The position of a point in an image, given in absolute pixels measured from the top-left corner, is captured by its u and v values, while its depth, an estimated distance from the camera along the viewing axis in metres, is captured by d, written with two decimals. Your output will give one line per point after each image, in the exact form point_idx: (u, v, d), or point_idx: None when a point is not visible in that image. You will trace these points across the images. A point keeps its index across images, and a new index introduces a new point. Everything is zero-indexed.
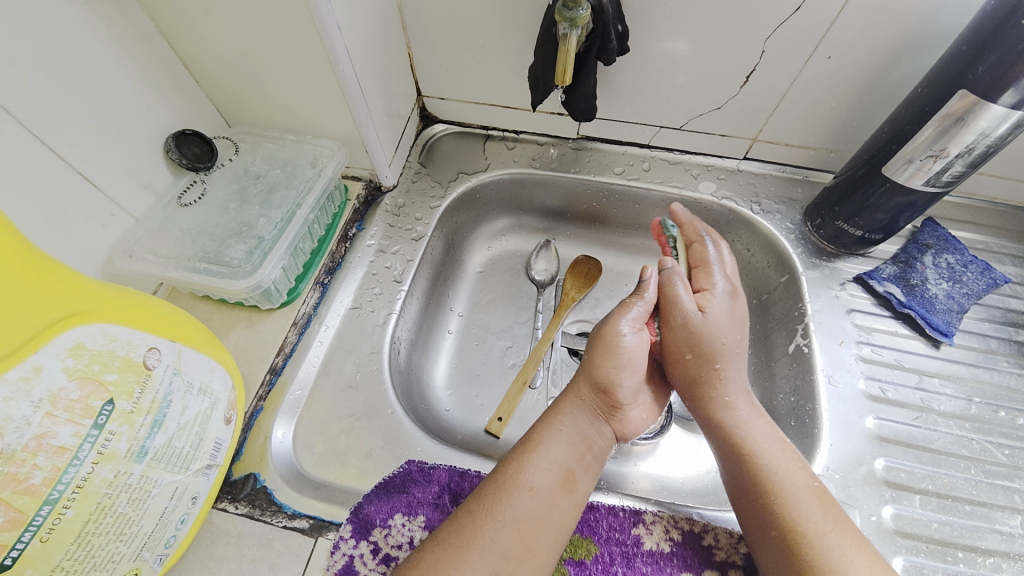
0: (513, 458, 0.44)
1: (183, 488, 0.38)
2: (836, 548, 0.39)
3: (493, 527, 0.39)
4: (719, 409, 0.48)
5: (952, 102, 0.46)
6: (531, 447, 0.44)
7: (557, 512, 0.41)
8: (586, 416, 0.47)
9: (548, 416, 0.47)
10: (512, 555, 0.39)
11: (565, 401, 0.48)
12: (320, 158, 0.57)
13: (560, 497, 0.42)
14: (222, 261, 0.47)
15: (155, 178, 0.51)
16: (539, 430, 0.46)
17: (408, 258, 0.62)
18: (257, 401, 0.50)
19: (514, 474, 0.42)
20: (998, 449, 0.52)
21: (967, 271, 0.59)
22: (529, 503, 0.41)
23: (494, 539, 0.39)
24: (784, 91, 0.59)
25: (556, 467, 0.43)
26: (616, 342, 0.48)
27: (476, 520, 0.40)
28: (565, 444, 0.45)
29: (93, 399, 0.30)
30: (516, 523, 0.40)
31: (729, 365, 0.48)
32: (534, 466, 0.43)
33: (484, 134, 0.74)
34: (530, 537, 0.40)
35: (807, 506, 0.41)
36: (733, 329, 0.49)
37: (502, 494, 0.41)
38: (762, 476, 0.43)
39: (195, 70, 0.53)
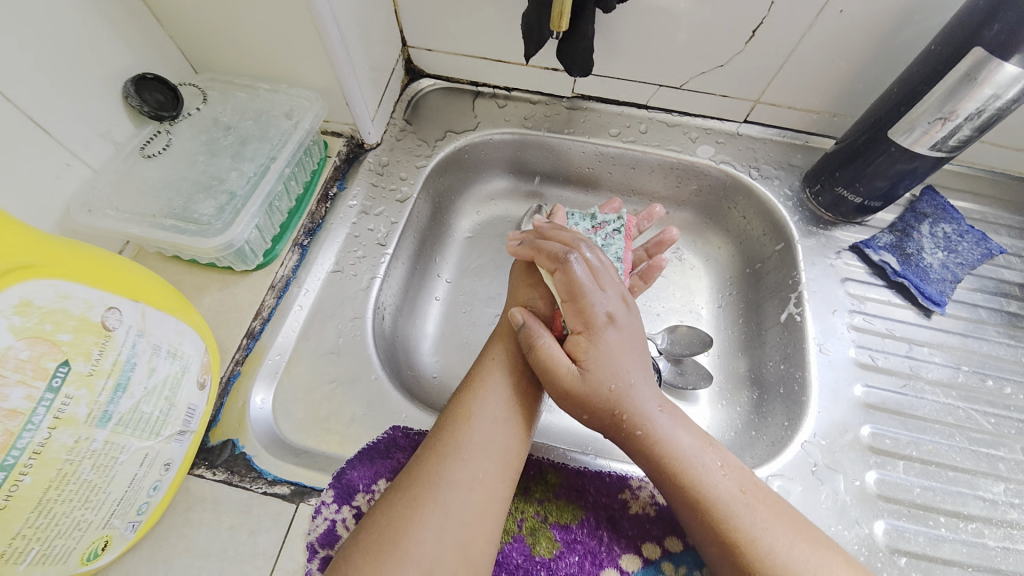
0: (455, 402, 0.45)
1: (155, 455, 0.36)
2: (772, 552, 0.38)
3: (442, 463, 0.40)
4: (614, 418, 0.43)
5: (965, 61, 0.43)
6: (471, 387, 0.46)
7: (501, 436, 0.42)
8: (519, 361, 0.47)
9: (481, 366, 0.48)
10: (466, 483, 0.39)
11: (494, 350, 0.49)
12: (296, 110, 0.52)
13: (503, 421, 0.43)
14: (191, 217, 0.44)
15: (115, 127, 0.47)
16: (480, 372, 0.47)
17: (392, 220, 0.59)
18: (234, 366, 0.47)
19: (457, 414, 0.43)
20: (983, 417, 0.52)
21: (963, 241, 0.58)
22: (472, 432, 0.42)
23: (444, 471, 0.40)
24: (791, 47, 0.55)
25: (499, 400, 0.44)
26: (525, 279, 0.50)
27: (426, 460, 0.41)
28: (502, 378, 0.46)
29: (46, 360, 0.28)
30: (463, 453, 0.40)
31: (631, 397, 0.43)
32: (477, 406, 0.44)
33: (474, 90, 0.70)
34: (477, 464, 0.40)
35: (740, 514, 0.39)
36: (626, 355, 0.44)
37: (444, 433, 0.42)
38: (693, 492, 0.40)
39: (153, 6, 0.48)
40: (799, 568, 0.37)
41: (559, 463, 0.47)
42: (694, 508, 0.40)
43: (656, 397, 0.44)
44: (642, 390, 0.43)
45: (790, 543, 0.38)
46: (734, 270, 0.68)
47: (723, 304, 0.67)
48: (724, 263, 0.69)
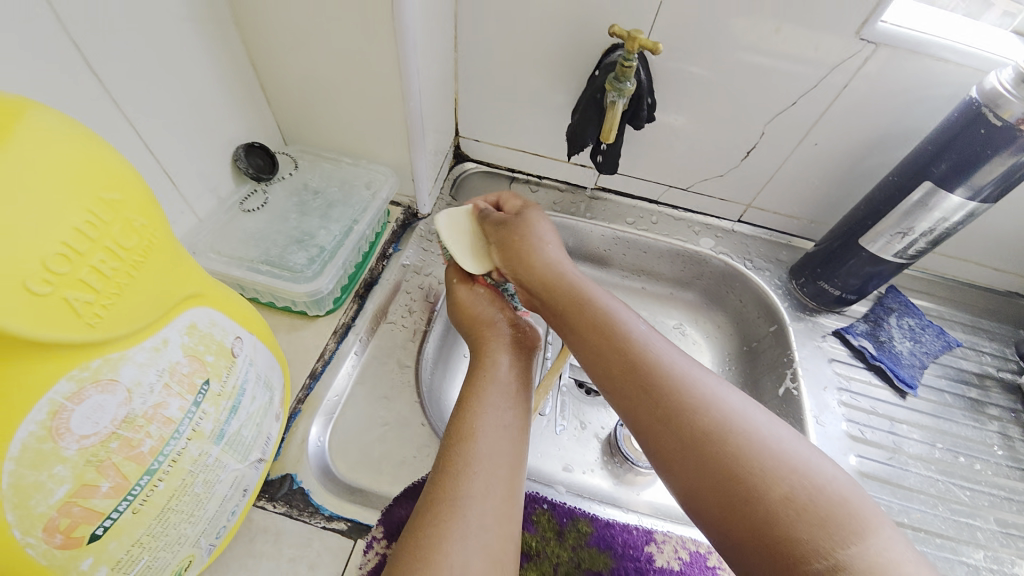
0: (458, 415, 0.46)
1: (241, 478, 0.38)
2: (819, 523, 0.32)
3: (460, 478, 0.41)
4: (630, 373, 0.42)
5: (918, 190, 0.56)
6: (469, 402, 0.47)
7: (508, 445, 0.45)
8: (507, 355, 0.52)
9: (478, 372, 0.50)
10: (484, 496, 0.41)
11: (489, 349, 0.52)
12: (374, 182, 0.61)
13: (506, 431, 0.46)
14: (285, 265, 0.50)
15: (222, 184, 0.54)
16: (476, 384, 0.49)
17: (440, 281, 0.66)
18: (296, 405, 0.51)
19: (464, 428, 0.45)
20: (960, 489, 0.59)
21: (925, 333, 0.69)
22: (480, 448, 0.44)
23: (463, 487, 0.41)
24: (777, 167, 0.69)
25: (501, 412, 0.47)
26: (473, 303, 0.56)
27: (443, 481, 0.42)
28: (499, 392, 0.48)
29: (197, 376, 0.32)
30: (469, 469, 0.42)
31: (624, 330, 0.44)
32: (480, 419, 0.45)
33: (511, 176, 0.81)
34: (491, 477, 0.42)
35: (780, 477, 0.34)
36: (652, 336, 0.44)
37: (456, 451, 0.43)
38: (715, 453, 0.36)
39: (269, 91, 0.58)
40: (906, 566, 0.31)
41: (589, 513, 0.50)
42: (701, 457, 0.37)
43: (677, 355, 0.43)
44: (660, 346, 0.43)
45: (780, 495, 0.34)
46: (732, 347, 0.77)
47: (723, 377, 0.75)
48: (723, 339, 0.78)
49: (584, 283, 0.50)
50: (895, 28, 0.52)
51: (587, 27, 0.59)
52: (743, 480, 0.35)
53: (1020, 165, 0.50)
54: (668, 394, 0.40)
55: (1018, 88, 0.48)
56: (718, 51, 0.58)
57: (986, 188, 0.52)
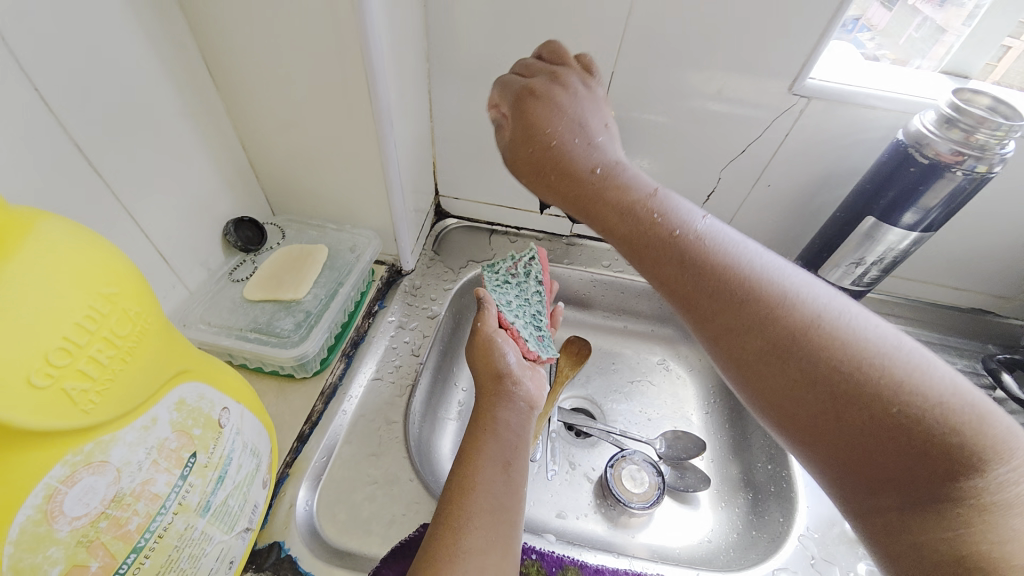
0: (458, 471, 0.46)
1: (226, 550, 0.39)
2: (909, 395, 0.31)
3: (455, 535, 0.41)
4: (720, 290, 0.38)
5: (864, 225, 0.60)
6: (471, 454, 0.47)
7: (507, 495, 0.45)
8: (508, 406, 0.51)
9: (476, 426, 0.50)
10: (482, 550, 0.41)
11: (484, 403, 0.52)
12: (358, 245, 0.64)
13: (505, 482, 0.45)
14: (273, 331, 0.52)
15: (212, 257, 0.57)
16: (475, 437, 0.48)
17: (424, 334, 0.68)
18: (283, 468, 0.52)
19: (465, 483, 0.45)
20: None
21: None
22: (481, 501, 0.43)
23: (462, 544, 0.41)
24: (737, 208, 0.74)
25: (499, 463, 0.46)
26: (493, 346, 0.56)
27: (439, 538, 0.41)
28: (496, 442, 0.48)
29: (184, 450, 0.34)
30: (472, 526, 0.42)
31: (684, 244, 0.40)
32: (480, 472, 0.45)
33: (490, 228, 0.85)
34: (489, 531, 0.42)
35: (850, 357, 0.33)
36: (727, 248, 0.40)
37: (456, 505, 0.43)
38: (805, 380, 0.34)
39: (259, 168, 0.62)
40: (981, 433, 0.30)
41: (578, 560, 0.50)
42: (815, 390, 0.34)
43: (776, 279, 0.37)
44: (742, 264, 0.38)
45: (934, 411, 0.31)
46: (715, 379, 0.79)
47: (708, 410, 0.76)
48: (705, 373, 0.80)
49: (648, 202, 0.43)
50: (823, 83, 0.58)
51: None
52: (872, 407, 0.32)
53: (958, 189, 0.54)
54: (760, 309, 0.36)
55: (942, 129, 0.52)
56: (670, 109, 0.64)
57: (932, 212, 0.56)
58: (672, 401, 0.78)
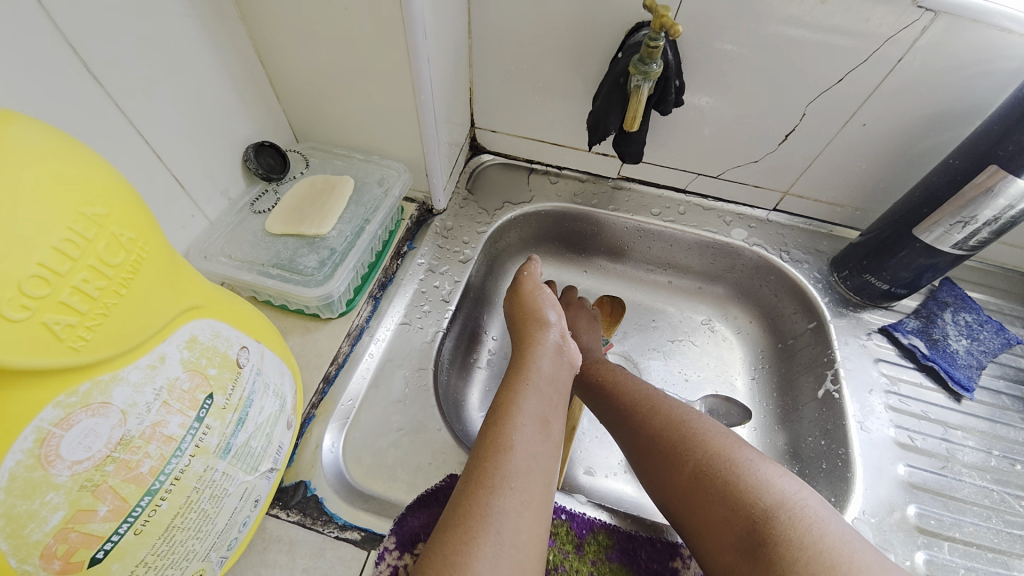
0: (492, 425, 0.44)
1: (251, 490, 0.38)
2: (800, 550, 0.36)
3: (486, 493, 0.39)
4: (663, 457, 0.46)
5: (982, 175, 0.50)
6: (506, 410, 0.45)
7: (541, 456, 0.43)
8: (551, 361, 0.52)
9: (515, 377, 0.49)
10: (515, 511, 0.39)
11: (529, 354, 0.52)
12: (386, 179, 0.59)
13: (541, 441, 0.44)
14: (296, 268, 0.49)
15: (232, 185, 0.53)
16: (514, 388, 0.48)
17: (456, 279, 0.64)
18: (310, 409, 0.50)
19: (495, 438, 0.43)
20: (1015, 501, 0.54)
21: (983, 330, 0.62)
22: (518, 461, 0.41)
23: (493, 504, 0.39)
24: (818, 152, 0.63)
25: (534, 420, 0.45)
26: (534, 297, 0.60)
27: (467, 495, 0.39)
28: (535, 397, 0.47)
29: (198, 392, 0.31)
30: (507, 483, 0.40)
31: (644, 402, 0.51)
32: (515, 430, 0.43)
33: (529, 167, 0.77)
34: (524, 493, 0.40)
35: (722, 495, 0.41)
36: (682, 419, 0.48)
37: (490, 462, 0.41)
38: (697, 479, 0.43)
39: (279, 87, 0.56)
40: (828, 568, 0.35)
41: (609, 523, 0.47)
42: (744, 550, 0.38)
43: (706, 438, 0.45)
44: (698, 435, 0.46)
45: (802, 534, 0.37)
46: (766, 344, 0.73)
47: (756, 376, 0.71)
48: (756, 337, 0.74)
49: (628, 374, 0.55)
50: None
51: (608, 6, 0.55)
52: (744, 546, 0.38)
53: None
54: (666, 444, 0.46)
55: None
56: (754, 24, 0.53)
57: None
58: (715, 363, 0.73)
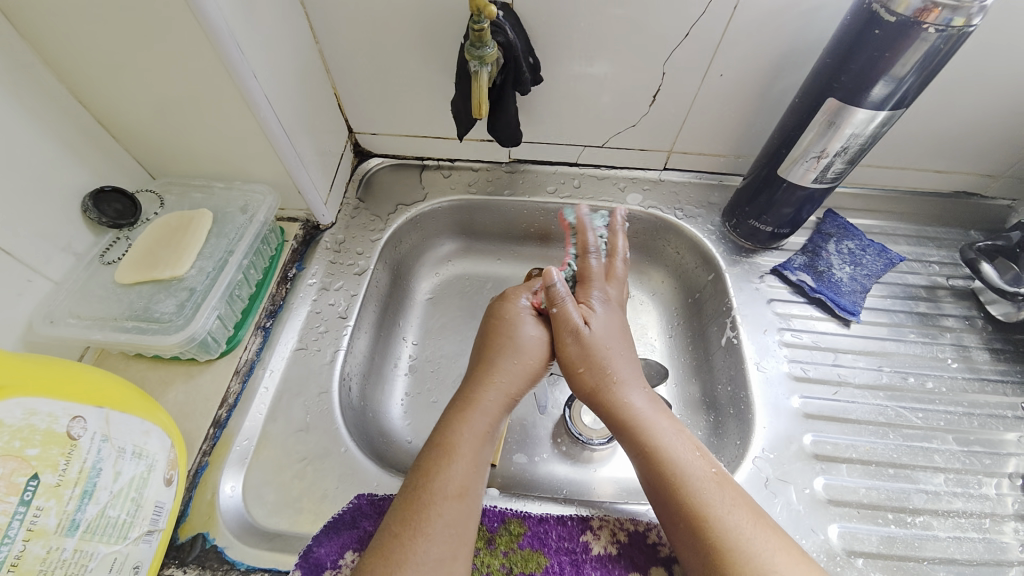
0: (432, 467, 0.43)
1: (123, 559, 0.37)
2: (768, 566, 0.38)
3: (425, 542, 0.39)
4: (636, 440, 0.47)
5: (825, 109, 0.51)
6: (447, 451, 0.44)
7: (477, 502, 0.44)
8: (501, 397, 0.49)
9: (465, 409, 0.48)
10: (448, 559, 0.39)
11: (474, 383, 0.50)
12: (251, 204, 0.57)
13: (480, 486, 0.44)
14: (152, 317, 0.47)
15: (75, 239, 0.50)
16: (455, 428, 0.46)
17: (352, 293, 0.62)
18: (201, 458, 0.48)
19: (433, 482, 0.42)
20: (912, 413, 0.58)
21: (867, 254, 0.66)
22: (456, 509, 0.41)
23: (429, 551, 0.39)
24: (688, 107, 0.64)
25: (475, 463, 0.44)
26: (517, 319, 0.54)
27: (404, 542, 0.39)
28: (477, 436, 0.46)
29: (17, 475, 0.31)
30: (447, 530, 0.40)
31: (616, 368, 0.51)
32: (457, 471, 0.43)
33: (420, 164, 0.75)
34: (460, 540, 0.41)
35: (706, 493, 0.42)
36: (655, 412, 0.48)
37: (431, 509, 0.41)
38: (665, 459, 0.45)
39: (112, 126, 0.52)
40: None
41: (521, 512, 0.48)
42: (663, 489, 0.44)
43: (680, 436, 0.47)
44: (666, 430, 0.47)
45: (759, 531, 0.40)
46: (678, 301, 0.74)
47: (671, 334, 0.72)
48: (668, 296, 0.75)
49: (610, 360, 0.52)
50: None
51: None
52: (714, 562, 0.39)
53: (932, 53, 0.45)
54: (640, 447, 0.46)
55: None
56: None
57: (907, 79, 0.47)
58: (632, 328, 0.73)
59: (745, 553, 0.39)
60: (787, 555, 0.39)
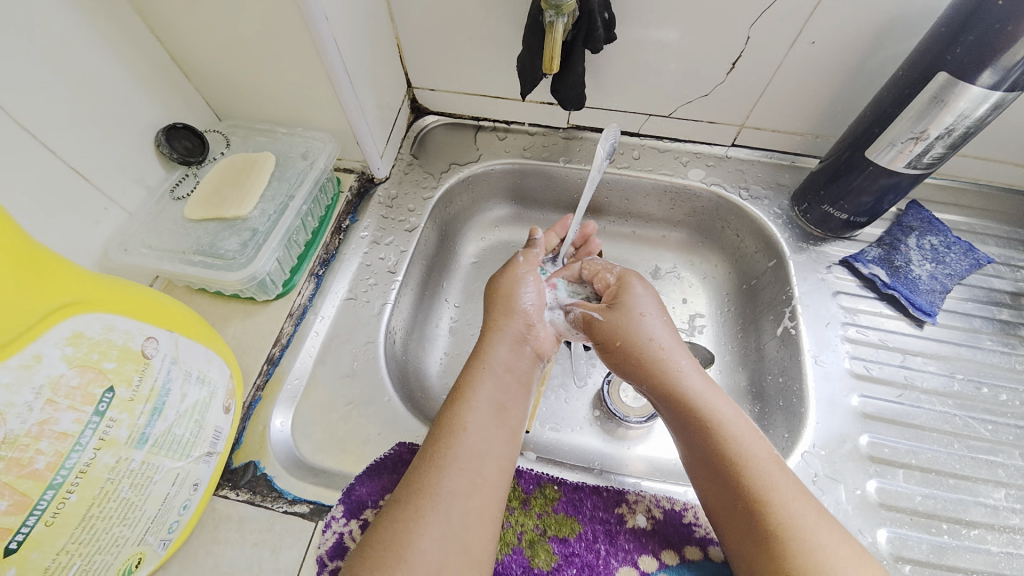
0: (447, 409, 0.44)
1: (185, 475, 0.40)
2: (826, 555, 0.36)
3: (442, 473, 0.40)
4: (695, 419, 0.44)
5: (930, 87, 0.46)
6: (461, 394, 0.45)
7: (495, 442, 0.43)
8: (508, 348, 0.49)
9: (473, 360, 0.48)
10: (462, 492, 0.39)
11: (486, 339, 0.50)
12: (311, 151, 0.57)
13: (493, 426, 0.43)
14: (217, 253, 0.49)
15: (148, 172, 0.52)
16: (470, 373, 0.46)
17: (401, 249, 0.62)
18: (255, 392, 0.50)
19: (444, 423, 0.43)
20: (981, 424, 0.53)
21: (951, 252, 0.60)
22: (468, 443, 0.41)
23: (443, 483, 0.39)
24: (769, 78, 0.59)
25: (489, 403, 0.44)
26: (514, 287, 0.54)
27: (421, 474, 0.40)
28: (491, 380, 0.46)
29: (93, 387, 0.33)
30: (459, 464, 0.40)
31: (661, 342, 0.50)
32: (468, 413, 0.43)
33: (475, 125, 0.73)
34: (474, 473, 0.40)
35: (772, 476, 0.40)
36: (713, 391, 0.46)
37: (442, 442, 0.41)
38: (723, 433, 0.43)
39: (184, 64, 0.53)
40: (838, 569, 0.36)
41: (556, 477, 0.48)
42: (729, 463, 0.41)
43: (738, 415, 0.44)
44: (725, 409, 0.45)
45: (803, 502, 0.39)
46: (732, 286, 0.71)
47: (722, 320, 0.69)
48: (721, 280, 0.72)
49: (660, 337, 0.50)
50: None
51: None
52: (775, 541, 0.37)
53: None
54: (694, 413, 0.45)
55: None
56: None
57: (1017, 69, 0.42)
58: (679, 308, 0.71)
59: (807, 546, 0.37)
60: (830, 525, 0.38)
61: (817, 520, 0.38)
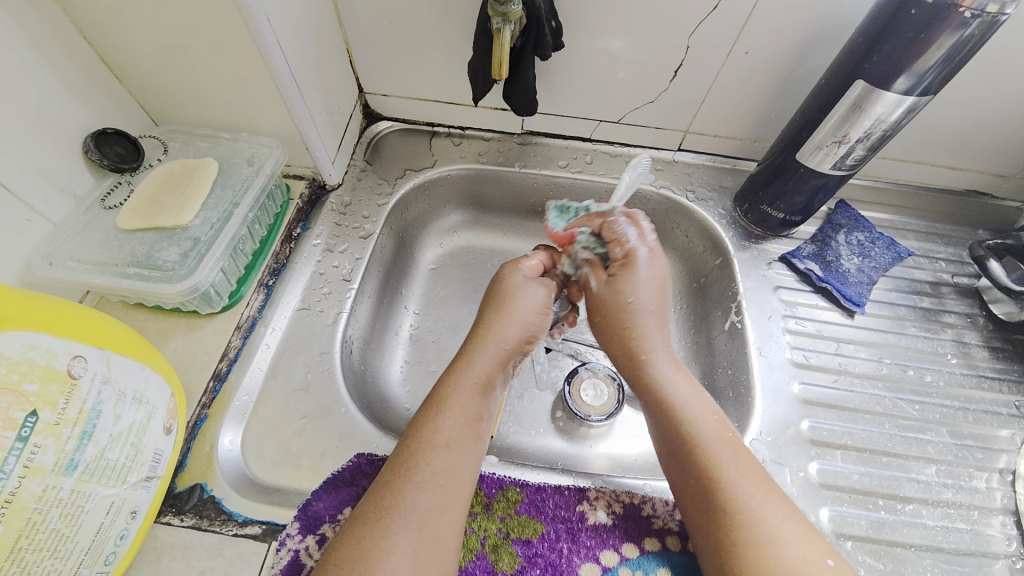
0: (421, 420, 0.42)
1: (121, 502, 0.37)
2: (765, 536, 0.38)
3: (411, 489, 0.39)
4: (656, 398, 0.47)
5: (852, 91, 0.50)
6: (438, 406, 0.43)
7: (469, 458, 0.42)
8: (497, 358, 0.47)
9: (456, 366, 0.46)
10: (437, 507, 0.39)
11: (477, 343, 0.48)
12: (258, 157, 0.55)
13: (471, 441, 0.43)
14: (154, 264, 0.46)
15: (75, 181, 0.48)
16: (455, 381, 0.45)
17: (356, 256, 0.61)
18: (200, 410, 0.48)
19: (420, 434, 0.42)
20: (910, 404, 0.58)
21: (875, 247, 0.65)
22: (446, 459, 0.41)
23: (416, 499, 0.38)
24: (708, 87, 0.63)
25: (466, 416, 0.43)
26: (520, 288, 0.51)
27: (393, 489, 0.39)
28: (472, 394, 0.44)
29: (14, 411, 0.30)
30: (434, 480, 0.39)
31: (643, 324, 0.49)
32: (444, 425, 0.42)
33: (430, 130, 0.73)
34: (450, 490, 0.40)
35: (724, 459, 0.42)
36: (675, 374, 0.47)
37: (418, 458, 0.40)
38: (679, 419, 0.45)
39: (115, 66, 0.50)
40: (781, 546, 0.37)
41: (519, 479, 0.48)
42: (687, 443, 0.43)
43: (697, 398, 0.46)
44: (683, 391, 0.46)
45: (763, 495, 0.40)
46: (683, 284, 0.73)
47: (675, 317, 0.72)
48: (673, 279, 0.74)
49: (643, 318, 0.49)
50: None
51: None
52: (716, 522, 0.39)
53: (963, 42, 0.44)
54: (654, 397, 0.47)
55: None
56: None
57: (928, 75, 0.46)
58: None
59: (750, 529, 0.38)
60: (773, 510, 0.39)
61: (770, 503, 0.40)
